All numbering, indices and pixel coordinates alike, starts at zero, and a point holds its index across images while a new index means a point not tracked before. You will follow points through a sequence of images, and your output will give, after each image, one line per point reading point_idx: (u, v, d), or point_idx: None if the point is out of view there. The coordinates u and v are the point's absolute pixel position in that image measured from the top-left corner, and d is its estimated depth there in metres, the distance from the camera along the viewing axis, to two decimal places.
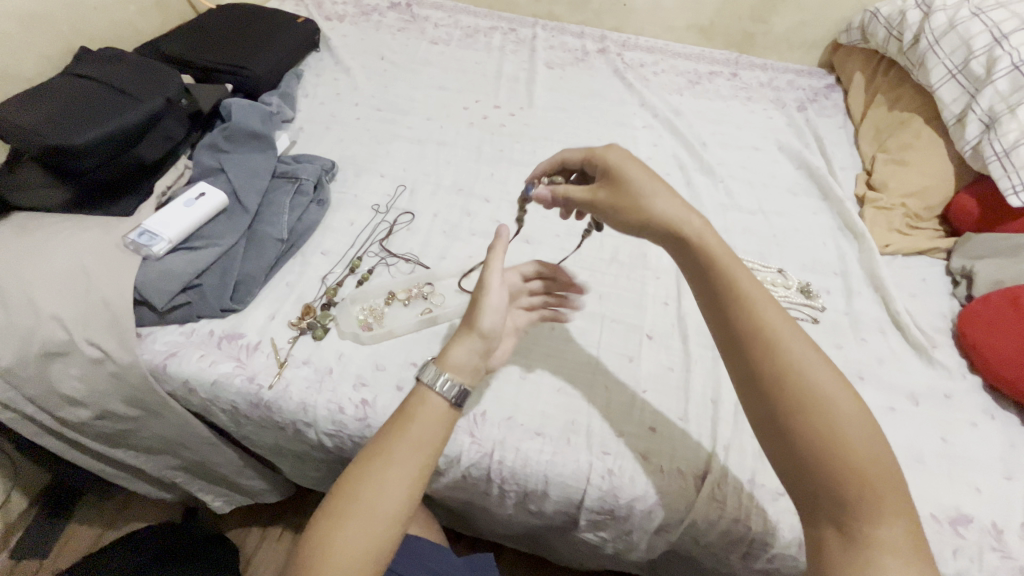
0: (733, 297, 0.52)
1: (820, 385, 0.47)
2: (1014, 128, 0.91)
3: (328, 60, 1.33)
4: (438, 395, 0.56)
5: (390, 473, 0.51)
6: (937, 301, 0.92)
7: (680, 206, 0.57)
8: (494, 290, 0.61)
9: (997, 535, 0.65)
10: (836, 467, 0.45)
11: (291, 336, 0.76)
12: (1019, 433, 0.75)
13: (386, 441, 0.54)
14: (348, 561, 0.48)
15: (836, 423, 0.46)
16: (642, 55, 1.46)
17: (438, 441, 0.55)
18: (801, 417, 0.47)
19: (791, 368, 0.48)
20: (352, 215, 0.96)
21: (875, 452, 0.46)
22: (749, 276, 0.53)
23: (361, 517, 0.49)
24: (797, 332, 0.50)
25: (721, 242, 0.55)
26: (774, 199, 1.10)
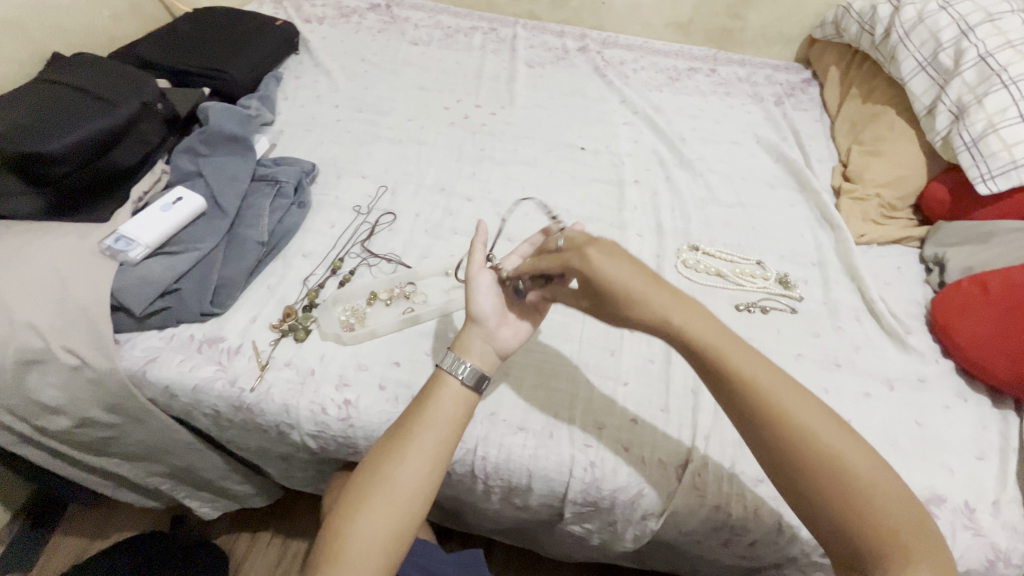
0: (744, 385, 0.51)
1: (819, 433, 0.49)
2: (982, 117, 0.93)
3: (308, 62, 1.33)
4: (455, 377, 0.61)
5: (410, 449, 0.56)
6: (911, 288, 0.94)
7: (668, 295, 0.53)
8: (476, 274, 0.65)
9: (969, 513, 0.67)
10: (848, 502, 0.47)
11: (273, 338, 0.76)
12: (990, 414, 0.77)
13: (409, 419, 0.59)
14: (374, 528, 0.53)
15: (841, 466, 0.48)
16: (622, 52, 1.47)
17: (456, 421, 0.59)
18: (811, 467, 0.48)
19: (810, 438, 0.49)
20: (334, 217, 0.96)
21: (890, 497, 0.48)
22: (741, 346, 0.52)
23: (384, 488, 0.54)
24: (792, 388, 0.52)
25: (711, 321, 0.53)
26: (752, 192, 1.12)
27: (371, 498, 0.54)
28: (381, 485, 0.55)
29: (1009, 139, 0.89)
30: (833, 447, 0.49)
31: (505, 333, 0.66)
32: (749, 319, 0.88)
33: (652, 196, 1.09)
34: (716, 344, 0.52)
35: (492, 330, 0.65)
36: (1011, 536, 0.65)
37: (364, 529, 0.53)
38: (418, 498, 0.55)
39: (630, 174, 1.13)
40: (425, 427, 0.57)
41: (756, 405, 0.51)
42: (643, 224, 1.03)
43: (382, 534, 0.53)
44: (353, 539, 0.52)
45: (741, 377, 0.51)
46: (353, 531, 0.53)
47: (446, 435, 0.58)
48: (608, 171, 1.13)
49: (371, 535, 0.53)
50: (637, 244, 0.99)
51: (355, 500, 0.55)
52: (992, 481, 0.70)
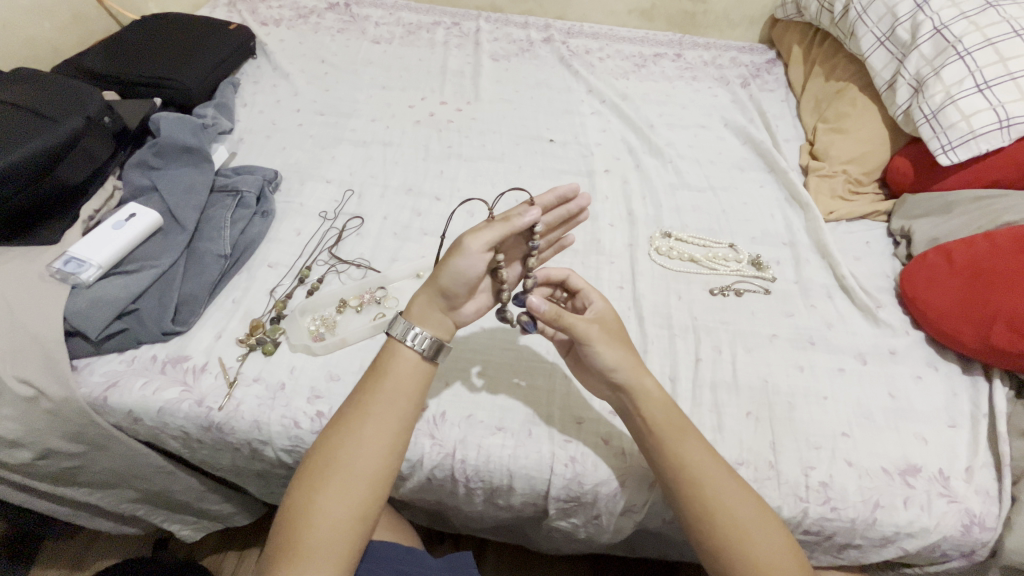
0: (673, 451, 0.59)
1: (727, 495, 0.57)
2: (940, 90, 0.94)
3: (266, 66, 1.29)
4: (406, 346, 0.60)
5: (368, 430, 0.56)
6: (880, 262, 0.95)
7: (635, 369, 0.63)
8: (472, 256, 0.57)
9: (943, 481, 0.68)
10: (737, 552, 0.54)
11: (240, 354, 0.74)
12: (961, 382, 0.78)
13: (363, 400, 0.58)
14: (334, 516, 0.52)
15: (737, 521, 0.55)
16: (587, 41, 1.46)
17: (414, 394, 0.59)
18: (713, 521, 0.56)
19: (718, 505, 0.56)
20: (299, 224, 0.94)
21: (779, 549, 0.54)
22: (678, 412, 0.62)
23: (343, 472, 0.54)
24: (712, 454, 0.60)
25: (656, 385, 0.63)
26: (721, 175, 1.12)
27: (328, 486, 0.53)
28: (341, 470, 0.54)
29: (967, 109, 0.90)
30: (749, 527, 0.55)
31: (467, 307, 0.64)
32: (724, 302, 0.88)
33: (622, 184, 1.08)
34: (658, 417, 0.61)
35: (456, 304, 0.62)
36: (984, 501, 0.66)
37: (325, 518, 0.52)
38: (378, 479, 0.55)
39: (600, 163, 1.12)
40: (381, 406, 0.57)
41: (695, 492, 0.57)
42: (615, 213, 1.02)
43: (343, 522, 0.52)
44: (313, 530, 0.51)
45: (675, 448, 0.59)
46: (312, 522, 0.52)
47: (404, 412, 0.58)
48: (578, 162, 1.12)
49: (332, 525, 0.52)
50: (610, 234, 0.98)
51: (311, 488, 0.54)
52: (964, 448, 0.71)
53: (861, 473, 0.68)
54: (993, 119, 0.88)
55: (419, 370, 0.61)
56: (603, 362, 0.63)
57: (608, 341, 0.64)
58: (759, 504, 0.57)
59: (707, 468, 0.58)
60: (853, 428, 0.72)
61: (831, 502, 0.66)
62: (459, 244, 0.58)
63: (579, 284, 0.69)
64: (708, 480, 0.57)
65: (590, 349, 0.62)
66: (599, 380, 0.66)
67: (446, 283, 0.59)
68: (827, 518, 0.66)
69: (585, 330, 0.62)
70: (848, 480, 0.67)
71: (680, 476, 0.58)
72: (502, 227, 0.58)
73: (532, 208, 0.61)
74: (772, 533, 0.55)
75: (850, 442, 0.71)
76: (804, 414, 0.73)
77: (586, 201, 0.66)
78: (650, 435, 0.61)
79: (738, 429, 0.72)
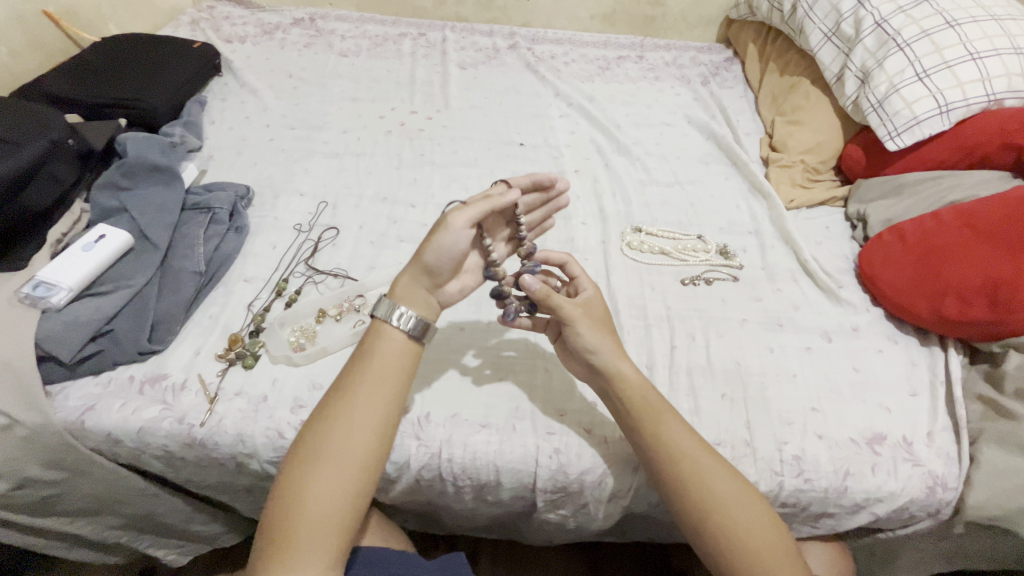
0: (652, 434, 0.61)
1: (705, 472, 0.59)
2: (884, 80, 1.00)
3: (233, 83, 1.29)
4: (393, 326, 0.61)
5: (358, 412, 0.56)
6: (841, 245, 1.00)
7: (613, 355, 0.65)
8: (454, 231, 0.60)
9: (908, 447, 0.71)
10: (717, 528, 0.56)
11: (220, 369, 0.73)
12: (920, 353, 0.82)
13: (353, 384, 0.58)
14: (327, 500, 0.53)
15: (715, 498, 0.57)
16: (551, 47, 1.50)
17: (403, 373, 0.60)
18: (693, 500, 0.58)
19: (700, 484, 0.58)
20: (274, 238, 0.94)
21: (756, 521, 0.56)
22: (657, 396, 0.64)
23: (335, 455, 0.55)
24: (691, 434, 0.62)
25: (635, 369, 0.65)
26: (687, 170, 1.16)
27: (319, 470, 0.54)
28: (332, 454, 0.55)
29: (910, 97, 0.97)
30: (728, 502, 0.57)
31: (451, 286, 0.66)
32: (696, 291, 0.91)
33: (593, 183, 1.11)
34: (637, 404, 0.63)
35: (438, 283, 0.64)
36: (945, 462, 0.70)
37: (318, 500, 0.53)
38: (372, 460, 0.56)
39: (570, 164, 1.15)
40: (371, 388, 0.58)
41: (677, 474, 0.59)
42: (587, 212, 1.05)
43: (337, 506, 0.53)
44: (306, 515, 0.52)
45: (658, 429, 0.61)
46: (307, 504, 0.53)
47: (393, 393, 0.59)
48: (548, 163, 1.15)
49: (325, 511, 0.53)
50: (583, 232, 1.01)
51: (302, 475, 0.54)
52: (924, 414, 0.75)
53: (831, 444, 0.71)
54: (934, 105, 0.95)
55: (407, 351, 0.61)
56: (581, 344, 0.66)
57: (592, 325, 0.67)
58: (739, 480, 0.59)
59: (687, 448, 0.60)
60: (822, 403, 0.76)
61: (805, 474, 0.69)
62: (442, 221, 0.61)
63: (575, 271, 0.71)
64: (689, 462, 0.59)
65: (571, 329, 0.66)
66: (577, 362, 0.69)
67: (428, 258, 0.61)
68: (802, 489, 0.69)
69: (569, 311, 0.66)
70: (819, 453, 0.70)
71: (661, 458, 0.60)
72: (484, 205, 0.62)
73: (512, 188, 0.65)
74: (751, 506, 0.57)
75: (820, 416, 0.74)
76: (776, 392, 0.77)
77: (564, 185, 0.71)
78: (629, 416, 0.63)
79: (715, 411, 0.75)
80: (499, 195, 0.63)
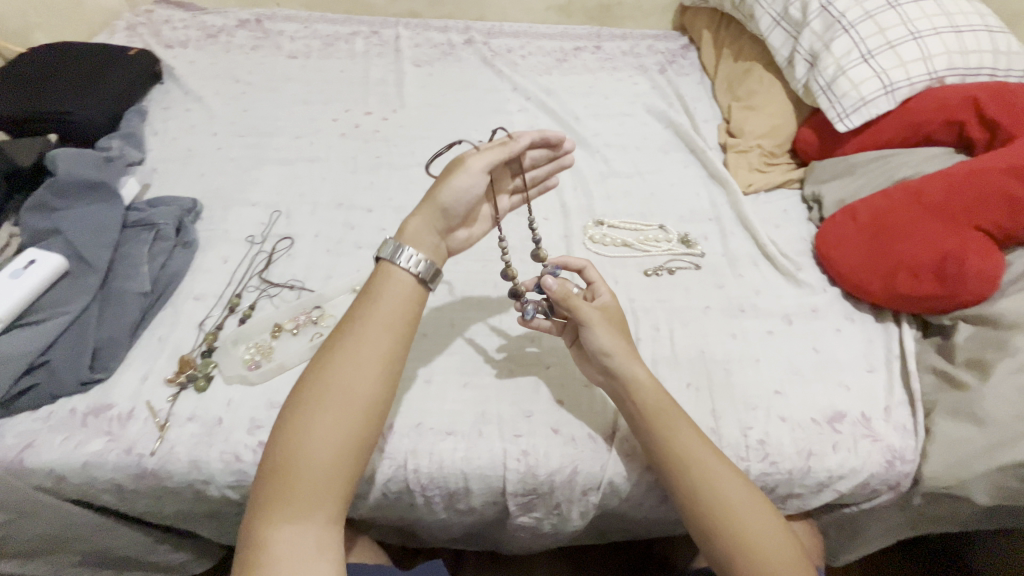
0: (663, 435, 0.62)
1: (712, 474, 0.59)
2: (831, 62, 1.02)
3: (175, 91, 1.24)
4: (400, 267, 0.60)
5: (363, 353, 0.56)
6: (798, 227, 1.02)
7: (629, 357, 0.65)
8: (467, 174, 0.62)
9: (867, 423, 0.73)
10: (722, 528, 0.57)
11: (170, 394, 0.70)
12: (876, 330, 0.84)
13: (359, 327, 0.58)
14: (330, 438, 0.52)
15: (722, 500, 0.58)
16: (508, 40, 1.48)
17: (408, 316, 0.60)
18: (701, 501, 0.58)
19: (708, 487, 0.58)
20: (225, 252, 0.90)
21: (760, 518, 0.57)
22: (668, 399, 0.64)
23: (339, 393, 0.54)
24: (700, 435, 0.62)
25: (647, 373, 0.65)
26: (647, 160, 1.16)
27: (323, 411, 0.53)
28: (336, 393, 0.54)
29: (856, 79, 0.99)
30: (736, 505, 0.57)
31: (458, 234, 0.68)
32: (659, 282, 0.92)
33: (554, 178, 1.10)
34: (649, 406, 0.63)
35: (447, 228, 0.66)
36: (903, 436, 0.72)
37: (320, 437, 0.52)
38: (377, 402, 0.55)
39: None
40: (377, 329, 0.58)
41: (685, 476, 0.60)
42: (549, 207, 1.04)
43: (339, 445, 0.52)
44: (308, 452, 0.51)
45: (668, 431, 0.61)
46: (309, 441, 0.52)
47: (398, 335, 0.58)
48: None
49: (328, 454, 0.52)
50: (545, 228, 1.00)
51: (305, 412, 0.53)
52: (882, 389, 0.77)
53: (794, 426, 0.72)
54: (879, 86, 0.98)
55: (413, 295, 0.61)
56: (597, 346, 0.66)
57: (610, 329, 0.67)
58: (746, 483, 0.59)
59: (695, 451, 0.60)
60: (784, 386, 0.77)
61: (770, 457, 0.70)
62: (460, 165, 0.63)
63: (593, 277, 0.74)
64: (698, 464, 0.60)
65: (588, 331, 0.66)
66: (592, 366, 0.69)
67: (446, 202, 0.63)
68: (767, 472, 0.70)
69: (588, 314, 0.66)
70: (783, 436, 0.71)
71: (670, 460, 0.61)
72: (495, 152, 0.64)
73: (523, 138, 0.66)
74: (757, 509, 0.58)
75: (782, 399, 0.75)
76: (740, 378, 0.78)
77: (570, 147, 0.71)
78: (640, 420, 0.63)
79: (680, 401, 0.75)
80: (511, 145, 0.66)
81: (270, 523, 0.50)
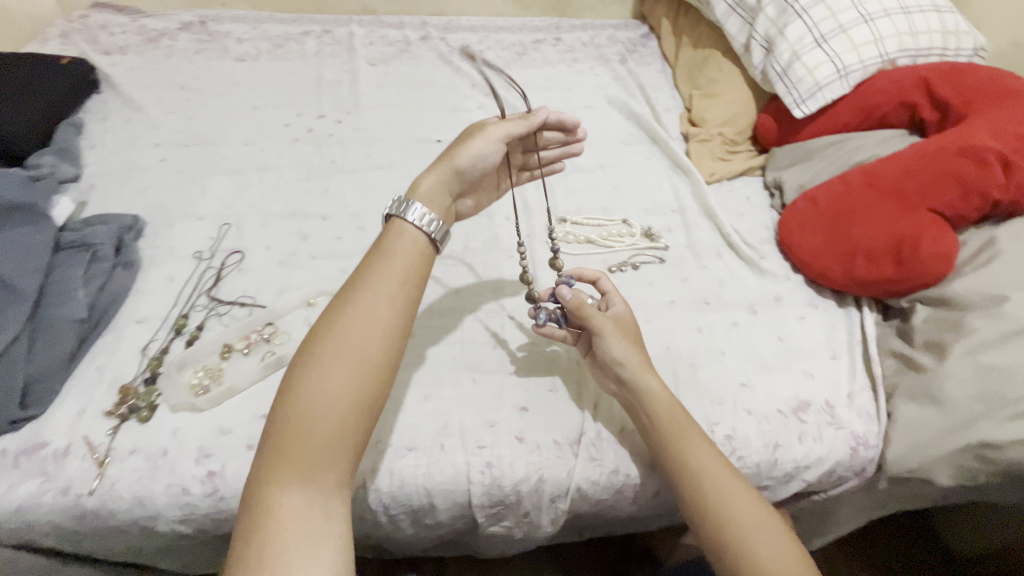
0: (675, 446, 0.62)
1: (722, 486, 0.59)
2: (786, 48, 1.02)
3: (113, 100, 1.17)
4: (411, 223, 0.61)
5: (378, 307, 0.56)
6: (761, 215, 1.01)
7: (642, 367, 0.65)
8: (482, 139, 0.66)
9: (831, 411, 0.73)
10: (729, 539, 0.56)
11: (110, 427, 0.66)
12: (838, 315, 0.84)
13: (370, 280, 0.57)
14: (341, 390, 0.51)
15: (731, 512, 0.57)
16: (465, 35, 1.44)
17: (419, 273, 0.60)
18: (710, 512, 0.58)
19: (719, 500, 0.58)
20: (171, 270, 0.86)
21: (768, 526, 0.56)
22: (682, 412, 0.64)
23: (352, 345, 0.53)
24: (712, 447, 0.62)
25: (662, 386, 0.65)
26: (610, 152, 1.14)
27: (335, 369, 0.52)
28: (349, 345, 0.53)
29: (811, 63, 0.99)
30: (745, 519, 0.57)
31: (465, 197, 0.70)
32: (623, 278, 0.90)
33: None
34: (662, 418, 0.63)
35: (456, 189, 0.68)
36: (866, 421, 0.73)
37: (332, 388, 0.51)
38: (389, 358, 0.55)
39: None
40: (390, 285, 0.57)
41: (696, 490, 0.59)
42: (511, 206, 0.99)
43: (350, 398, 0.51)
44: (319, 403, 0.50)
45: (681, 443, 0.61)
46: (319, 392, 0.51)
47: (409, 293, 0.58)
48: None
49: (341, 412, 0.50)
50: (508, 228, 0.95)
51: (315, 363, 0.52)
52: (845, 375, 0.77)
53: (760, 419, 0.72)
54: (833, 70, 0.98)
55: (420, 256, 0.61)
56: (609, 355, 0.66)
57: (623, 338, 0.67)
58: (757, 497, 0.59)
59: (707, 465, 0.60)
60: (750, 377, 0.76)
61: (737, 452, 0.69)
62: (482, 133, 0.67)
63: (607, 287, 0.73)
64: (709, 478, 0.59)
65: (600, 340, 0.66)
66: (604, 374, 0.69)
67: (461, 163, 0.66)
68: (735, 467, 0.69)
69: (600, 324, 0.67)
70: (749, 429, 0.71)
71: (682, 474, 0.60)
72: (511, 124, 0.68)
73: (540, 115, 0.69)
74: (767, 523, 0.57)
75: (748, 391, 0.75)
76: (706, 372, 0.77)
77: (585, 135, 0.73)
78: (653, 432, 0.63)
79: None
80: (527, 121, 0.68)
81: (275, 483, 0.48)
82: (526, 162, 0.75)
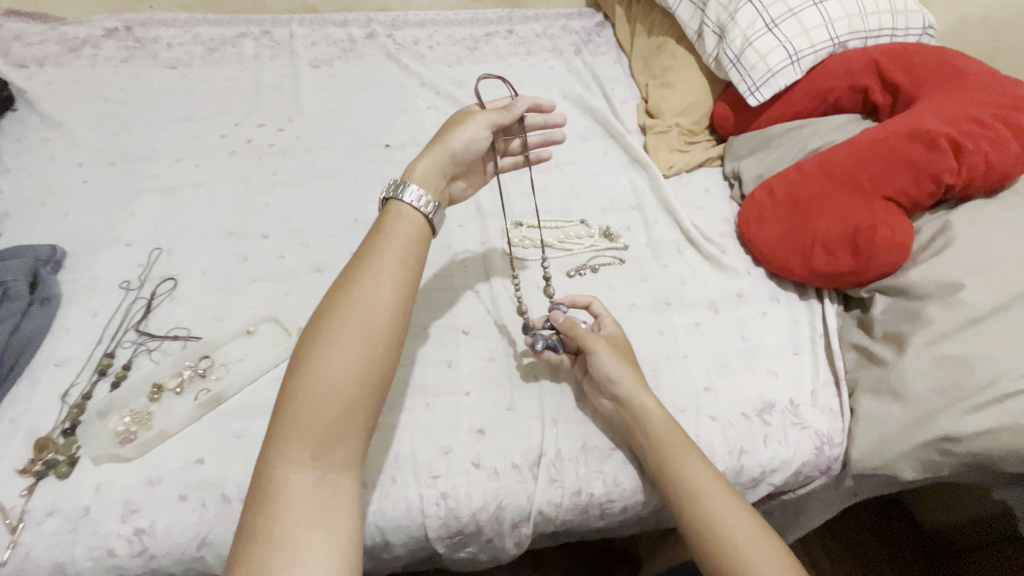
0: (671, 464, 0.60)
1: (716, 505, 0.56)
2: (738, 34, 0.99)
3: (29, 118, 1.08)
4: (408, 205, 0.61)
5: (379, 288, 0.55)
6: (720, 207, 0.99)
7: (636, 384, 0.64)
8: (474, 126, 0.65)
9: (795, 410, 0.72)
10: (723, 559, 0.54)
11: (24, 486, 0.61)
12: (800, 308, 0.83)
13: (371, 261, 0.57)
14: (347, 369, 0.51)
15: (726, 531, 0.55)
16: (413, 31, 1.38)
17: (417, 255, 0.59)
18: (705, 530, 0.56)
19: (713, 520, 0.56)
20: (94, 304, 0.79)
21: (763, 542, 0.54)
22: (679, 431, 0.62)
23: (355, 324, 0.53)
24: (710, 467, 0.60)
25: (658, 406, 0.63)
26: (567, 148, 1.10)
27: (338, 352, 0.51)
28: (352, 324, 0.53)
29: (762, 50, 0.96)
30: (742, 539, 0.54)
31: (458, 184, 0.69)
32: (583, 282, 0.87)
33: None
34: (659, 437, 0.61)
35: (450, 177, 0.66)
36: (829, 419, 0.72)
37: (336, 369, 0.50)
38: (393, 339, 0.54)
39: None
40: (390, 267, 0.57)
41: (692, 511, 0.57)
42: (464, 211, 0.94)
43: (355, 378, 0.51)
44: (326, 383, 0.50)
45: (677, 463, 0.60)
46: (325, 372, 0.50)
47: (409, 275, 0.58)
48: None
49: (348, 391, 0.50)
50: (461, 235, 0.90)
51: (320, 345, 0.52)
52: (807, 372, 0.76)
53: (724, 424, 0.70)
54: (785, 55, 0.95)
55: (419, 238, 0.61)
56: (603, 372, 0.65)
57: (617, 356, 0.67)
58: (756, 518, 0.56)
59: (704, 487, 0.58)
60: (714, 381, 0.74)
61: None
62: (471, 118, 0.65)
63: (599, 310, 0.73)
64: (707, 498, 0.57)
65: (592, 357, 0.66)
66: (599, 393, 0.68)
67: (456, 148, 0.64)
68: None
69: (592, 343, 0.67)
70: (714, 436, 0.69)
71: (679, 494, 0.59)
72: (500, 112, 0.67)
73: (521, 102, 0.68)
74: (764, 543, 0.54)
75: (712, 396, 0.73)
76: (669, 378, 0.74)
77: (563, 119, 0.72)
78: (650, 452, 0.62)
79: None
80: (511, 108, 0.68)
81: (280, 465, 0.48)
82: (507, 147, 0.74)
